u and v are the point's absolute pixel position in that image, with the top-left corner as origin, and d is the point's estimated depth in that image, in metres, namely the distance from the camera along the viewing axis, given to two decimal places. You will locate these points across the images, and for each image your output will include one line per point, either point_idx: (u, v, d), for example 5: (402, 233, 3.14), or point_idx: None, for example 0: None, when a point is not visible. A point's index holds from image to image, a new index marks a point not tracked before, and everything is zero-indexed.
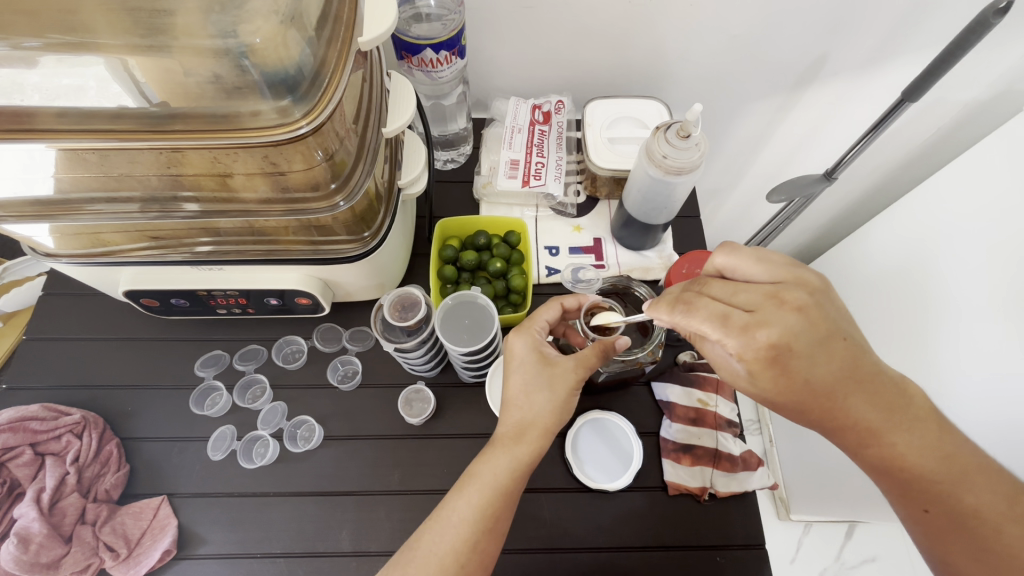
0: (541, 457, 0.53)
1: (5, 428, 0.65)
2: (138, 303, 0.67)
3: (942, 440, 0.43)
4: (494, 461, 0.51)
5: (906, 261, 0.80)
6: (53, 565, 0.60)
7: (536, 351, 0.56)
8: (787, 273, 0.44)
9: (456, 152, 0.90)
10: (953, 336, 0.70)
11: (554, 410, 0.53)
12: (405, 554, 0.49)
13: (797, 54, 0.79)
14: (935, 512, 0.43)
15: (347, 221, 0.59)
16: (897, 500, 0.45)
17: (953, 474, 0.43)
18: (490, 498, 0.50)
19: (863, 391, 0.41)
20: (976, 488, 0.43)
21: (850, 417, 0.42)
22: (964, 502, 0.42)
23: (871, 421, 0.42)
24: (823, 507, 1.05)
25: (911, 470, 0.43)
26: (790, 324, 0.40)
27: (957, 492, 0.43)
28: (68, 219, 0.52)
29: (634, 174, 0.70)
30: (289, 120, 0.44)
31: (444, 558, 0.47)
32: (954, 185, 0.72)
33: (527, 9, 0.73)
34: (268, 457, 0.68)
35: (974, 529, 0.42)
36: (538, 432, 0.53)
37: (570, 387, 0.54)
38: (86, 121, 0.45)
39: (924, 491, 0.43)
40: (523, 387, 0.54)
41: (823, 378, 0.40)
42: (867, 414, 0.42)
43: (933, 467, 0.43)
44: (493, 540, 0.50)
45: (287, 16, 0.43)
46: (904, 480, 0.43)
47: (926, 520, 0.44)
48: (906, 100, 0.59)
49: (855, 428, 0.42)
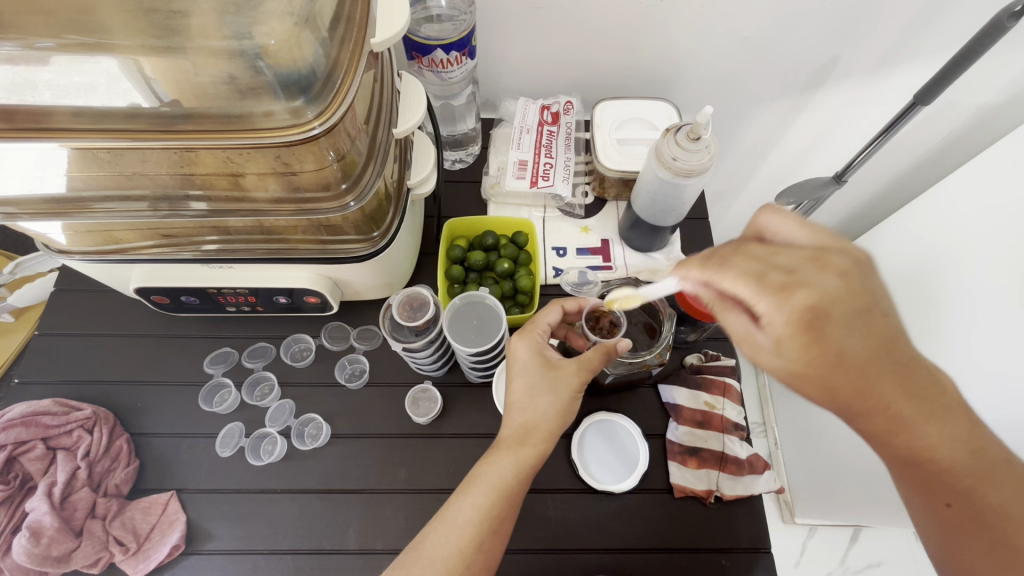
0: (544, 459, 0.53)
1: (18, 423, 0.66)
2: (149, 300, 0.68)
3: (967, 434, 0.42)
4: (498, 463, 0.51)
5: (915, 264, 0.79)
6: (64, 559, 0.60)
7: (539, 355, 0.56)
8: (829, 238, 0.39)
9: (464, 152, 0.90)
10: (959, 341, 0.69)
11: (557, 413, 0.53)
12: (410, 555, 0.49)
13: (808, 57, 0.79)
14: (956, 506, 0.43)
15: (357, 221, 0.59)
16: (919, 493, 0.45)
17: (976, 468, 0.42)
18: (495, 499, 0.50)
19: (897, 377, 0.39)
20: (995, 483, 0.42)
21: (884, 404, 0.39)
22: (987, 498, 0.42)
23: (903, 410, 0.40)
24: (829, 511, 1.04)
25: (938, 463, 0.42)
26: (823, 291, 0.35)
27: (977, 487, 0.42)
28: (80, 217, 0.53)
29: (643, 176, 0.70)
30: (301, 121, 0.45)
31: (448, 559, 0.48)
32: (965, 188, 0.72)
33: (538, 10, 0.73)
34: (276, 453, 0.68)
35: (992, 525, 0.42)
36: (542, 435, 0.53)
37: (573, 390, 0.54)
38: (101, 120, 0.45)
39: (948, 483, 0.42)
40: (527, 390, 0.54)
41: (856, 354, 0.37)
42: (897, 401, 0.39)
43: (960, 461, 0.42)
44: (497, 541, 0.50)
45: (301, 17, 0.43)
46: (929, 473, 0.42)
47: (947, 513, 0.44)
48: (918, 104, 0.59)
49: (883, 415, 0.40)
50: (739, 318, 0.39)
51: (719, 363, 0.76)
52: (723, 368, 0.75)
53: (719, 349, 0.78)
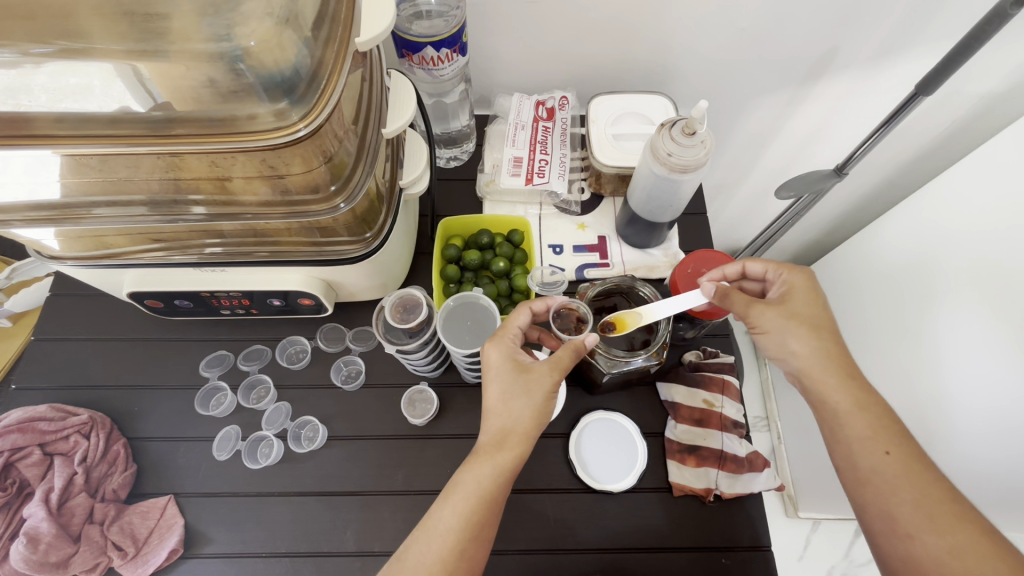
0: (524, 462, 0.52)
1: (14, 429, 0.66)
2: (142, 304, 0.67)
3: (887, 403, 0.50)
4: (474, 469, 0.51)
5: (920, 250, 0.83)
6: (62, 565, 0.60)
7: (511, 359, 0.55)
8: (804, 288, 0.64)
9: (458, 149, 0.89)
10: (966, 331, 0.72)
11: (533, 415, 0.53)
12: (392, 565, 0.48)
13: (808, 43, 0.77)
14: (892, 458, 0.47)
15: (349, 221, 0.58)
16: (860, 442, 0.49)
17: (910, 441, 0.48)
18: (475, 506, 0.49)
19: (844, 345, 0.53)
20: (912, 445, 0.48)
21: (838, 352, 0.52)
22: (917, 459, 0.47)
23: (848, 364, 0.52)
24: (831, 503, 1.05)
25: (875, 414, 0.49)
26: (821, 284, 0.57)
27: (906, 444, 0.48)
28: (71, 224, 0.53)
29: (639, 172, 0.69)
30: (287, 123, 0.44)
31: (431, 567, 0.47)
32: (966, 179, 0.76)
33: (531, 4, 0.72)
34: (272, 456, 0.68)
35: (915, 480, 0.46)
36: (518, 438, 0.52)
37: (547, 391, 0.53)
38: (86, 125, 0.44)
39: (888, 436, 0.48)
40: (501, 395, 0.54)
41: (826, 311, 0.54)
42: (846, 357, 0.52)
43: (896, 427, 0.49)
44: (479, 547, 0.49)
45: (282, 17, 0.42)
46: (870, 421, 0.49)
47: (886, 464, 0.47)
48: (919, 94, 0.58)
49: (838, 359, 0.52)
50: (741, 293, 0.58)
51: (718, 360, 0.75)
52: (721, 365, 0.75)
53: (718, 345, 0.78)
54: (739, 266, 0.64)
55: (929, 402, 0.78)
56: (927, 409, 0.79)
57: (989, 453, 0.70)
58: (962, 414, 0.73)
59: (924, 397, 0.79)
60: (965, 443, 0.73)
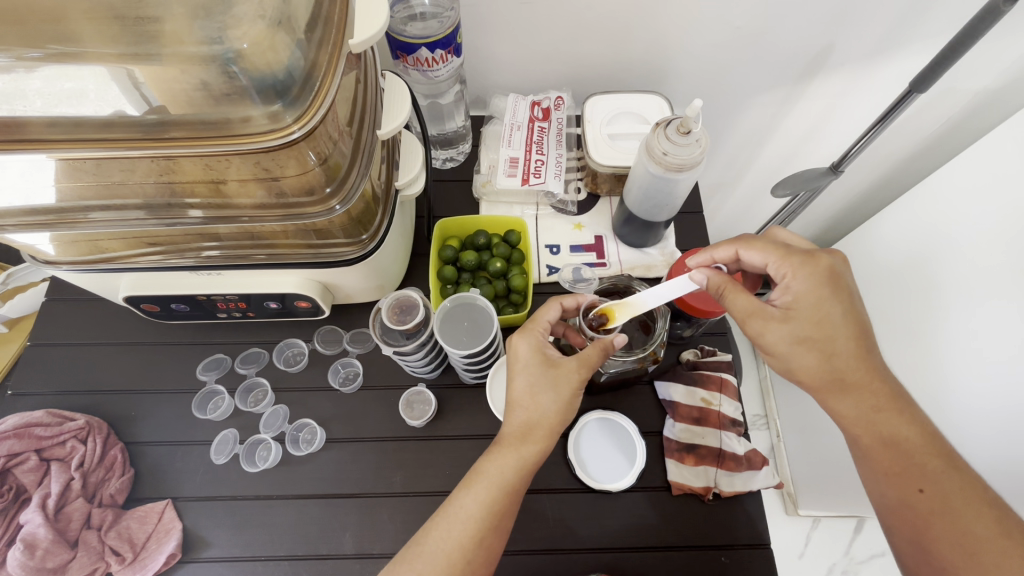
0: (546, 456, 0.52)
1: (10, 435, 0.66)
2: (139, 309, 0.67)
3: (926, 432, 0.49)
4: (500, 459, 0.51)
5: (916, 248, 0.83)
6: (60, 570, 0.60)
7: (540, 353, 0.55)
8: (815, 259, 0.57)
9: (454, 150, 0.89)
10: (961, 328, 0.73)
11: (559, 410, 0.53)
12: (410, 551, 0.49)
13: (803, 42, 0.77)
14: (927, 496, 0.47)
15: (344, 223, 0.58)
16: (890, 480, 0.49)
17: (944, 475, 0.47)
18: (497, 496, 0.50)
19: (872, 365, 0.49)
20: (950, 477, 0.47)
21: (863, 373, 0.49)
22: (953, 498, 0.46)
23: (876, 395, 0.49)
24: (832, 500, 1.05)
25: (905, 449, 0.48)
26: (843, 273, 0.51)
27: (940, 478, 0.47)
28: (68, 228, 0.53)
29: (635, 171, 0.69)
30: (280, 126, 0.44)
31: (451, 552, 0.47)
32: (960, 177, 0.76)
33: (526, 4, 0.72)
34: (270, 459, 0.68)
35: (956, 517, 0.46)
36: (543, 431, 0.52)
37: (574, 387, 0.54)
38: (79, 129, 0.44)
39: (920, 472, 0.48)
40: (527, 388, 0.53)
41: (850, 321, 0.49)
42: (875, 385, 0.49)
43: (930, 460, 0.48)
44: (498, 537, 0.50)
45: (274, 20, 0.42)
46: (898, 457, 0.48)
47: (919, 500, 0.47)
48: (915, 91, 0.59)
49: (866, 391, 0.49)
50: (747, 296, 0.52)
51: (716, 358, 0.75)
52: (718, 363, 0.75)
53: (715, 343, 0.78)
54: (733, 250, 0.58)
55: (929, 399, 0.78)
56: (926, 405, 0.78)
57: (987, 452, 0.68)
58: (962, 412, 0.72)
59: (924, 394, 0.79)
60: (964, 447, 0.72)
